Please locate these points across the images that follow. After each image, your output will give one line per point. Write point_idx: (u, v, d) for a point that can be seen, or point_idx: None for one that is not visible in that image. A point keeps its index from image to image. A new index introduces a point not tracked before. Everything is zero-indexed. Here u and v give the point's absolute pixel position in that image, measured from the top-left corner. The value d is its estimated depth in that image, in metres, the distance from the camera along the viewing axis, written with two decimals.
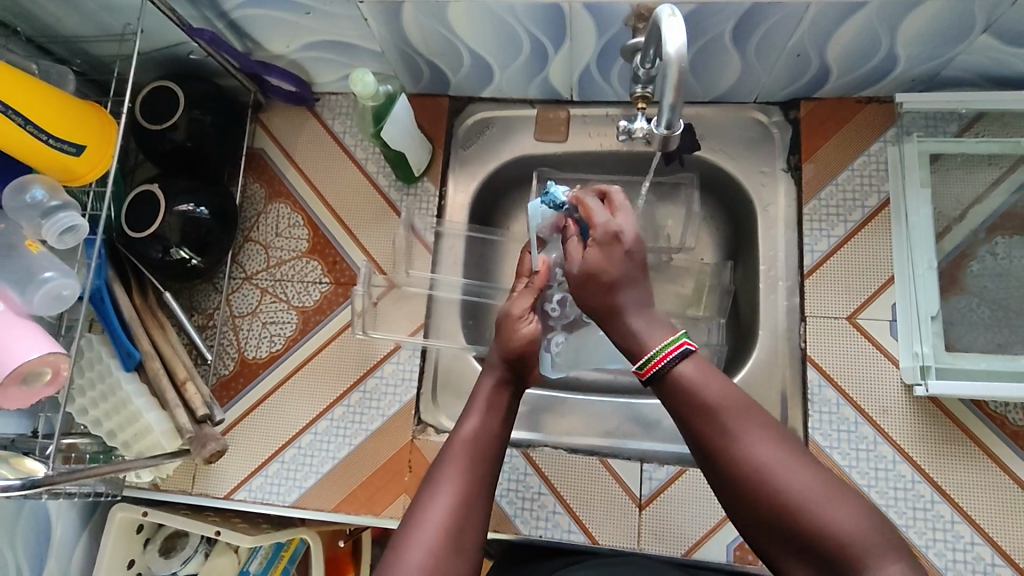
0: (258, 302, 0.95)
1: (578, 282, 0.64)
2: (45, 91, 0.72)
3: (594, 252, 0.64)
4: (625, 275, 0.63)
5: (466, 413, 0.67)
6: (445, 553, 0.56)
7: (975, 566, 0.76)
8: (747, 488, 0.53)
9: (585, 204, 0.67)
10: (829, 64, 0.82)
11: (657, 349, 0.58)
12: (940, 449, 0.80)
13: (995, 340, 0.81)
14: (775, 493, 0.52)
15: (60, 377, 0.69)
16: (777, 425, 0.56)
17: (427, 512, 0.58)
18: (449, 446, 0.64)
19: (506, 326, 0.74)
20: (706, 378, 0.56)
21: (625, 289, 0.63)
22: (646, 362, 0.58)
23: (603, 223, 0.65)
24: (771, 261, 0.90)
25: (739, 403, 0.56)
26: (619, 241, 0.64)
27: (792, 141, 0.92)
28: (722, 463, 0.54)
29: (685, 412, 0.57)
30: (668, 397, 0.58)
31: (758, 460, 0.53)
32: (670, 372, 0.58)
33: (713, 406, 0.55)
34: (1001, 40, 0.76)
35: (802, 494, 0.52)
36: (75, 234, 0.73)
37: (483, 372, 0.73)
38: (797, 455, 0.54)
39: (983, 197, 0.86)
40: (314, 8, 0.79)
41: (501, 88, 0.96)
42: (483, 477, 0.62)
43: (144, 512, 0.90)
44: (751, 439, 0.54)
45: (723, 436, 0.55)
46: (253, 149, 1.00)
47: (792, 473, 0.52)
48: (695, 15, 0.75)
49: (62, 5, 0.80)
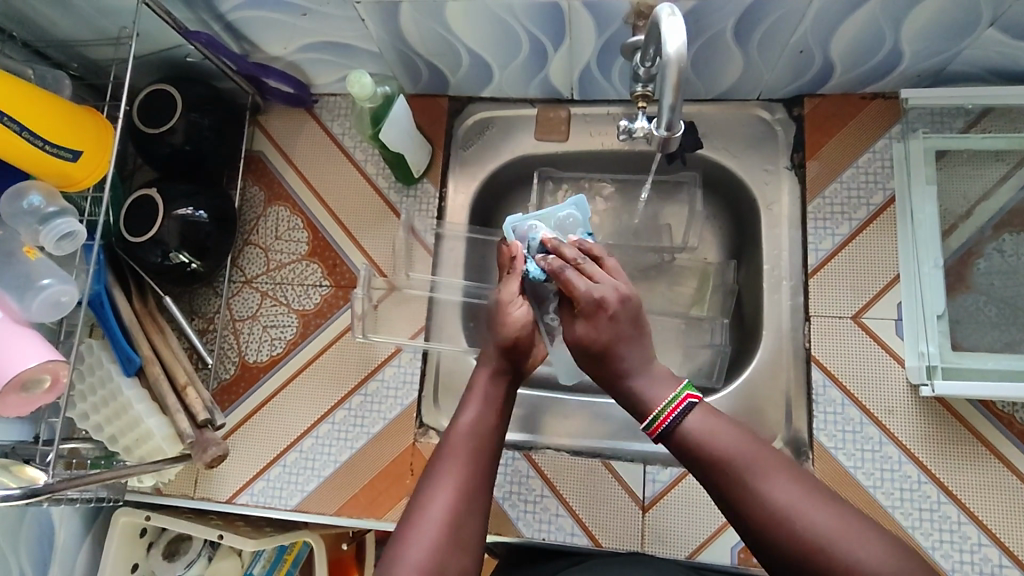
0: (258, 305, 0.95)
1: (576, 353, 0.65)
2: (40, 96, 0.71)
3: (583, 325, 0.64)
4: (618, 338, 0.63)
5: (463, 404, 0.67)
6: (444, 550, 0.56)
7: (982, 568, 0.75)
8: (771, 536, 0.52)
9: (560, 278, 0.66)
10: (832, 60, 0.81)
11: (663, 406, 0.59)
12: (946, 449, 0.79)
13: (1002, 338, 0.79)
14: (798, 535, 0.51)
15: (60, 384, 0.69)
16: (793, 465, 0.55)
17: (425, 510, 0.58)
18: (447, 439, 0.64)
19: (498, 315, 0.72)
20: (713, 429, 0.57)
21: (623, 351, 0.63)
22: (653, 420, 0.59)
23: (585, 293, 0.64)
24: (775, 261, 0.88)
25: (749, 449, 0.55)
26: (604, 309, 0.63)
27: (796, 138, 0.90)
28: (743, 514, 0.54)
29: (699, 466, 0.57)
30: (680, 452, 0.58)
31: (777, 504, 0.52)
32: (678, 427, 0.58)
33: (724, 456, 0.55)
34: (1007, 35, 0.74)
35: (825, 533, 0.51)
36: (73, 240, 0.73)
37: (478, 363, 0.72)
38: (816, 495, 0.53)
39: (991, 193, 0.84)
40: (311, 9, 0.79)
41: (501, 88, 0.95)
42: (482, 474, 0.62)
43: (147, 516, 0.90)
44: (768, 484, 0.53)
45: (739, 487, 0.54)
46: (252, 151, 1.00)
47: (814, 513, 0.52)
48: (696, 12, 0.73)
49: (58, 9, 0.80)
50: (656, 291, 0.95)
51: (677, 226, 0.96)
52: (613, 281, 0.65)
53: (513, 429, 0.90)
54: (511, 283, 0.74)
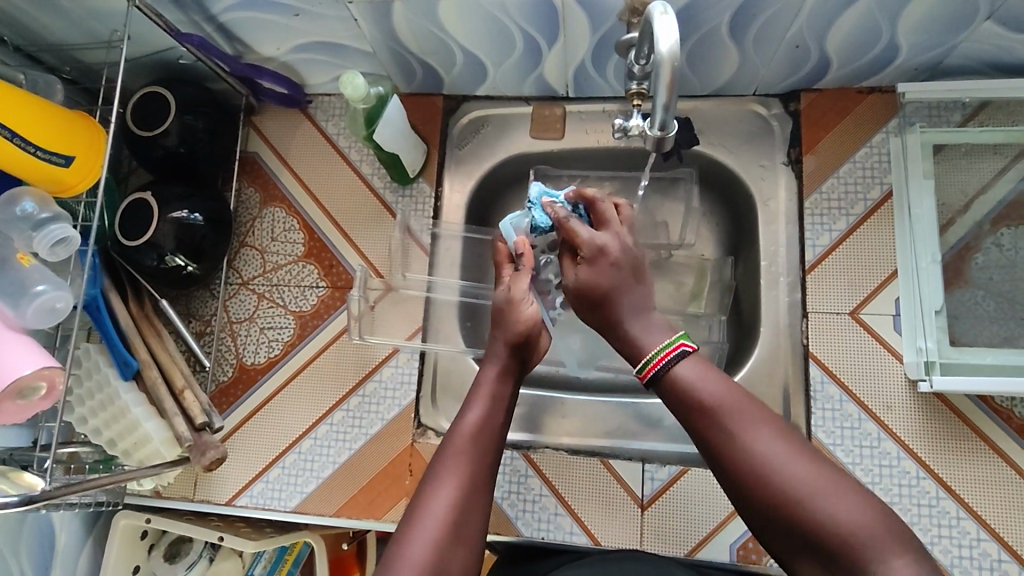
0: (255, 307, 0.95)
1: (575, 300, 0.67)
2: (31, 101, 0.71)
3: (583, 269, 0.67)
4: (617, 285, 0.65)
5: (468, 402, 0.67)
6: (446, 549, 0.56)
7: (981, 563, 0.76)
8: (748, 484, 0.53)
9: (567, 226, 0.69)
10: (828, 54, 0.81)
11: (655, 352, 0.60)
12: (945, 445, 0.79)
13: (1001, 333, 0.79)
14: (775, 487, 0.52)
15: (56, 391, 0.69)
16: (780, 419, 0.56)
17: (427, 508, 0.58)
18: (451, 438, 0.64)
19: (508, 312, 0.72)
20: (703, 377, 0.58)
21: (621, 299, 0.65)
22: (643, 365, 0.61)
23: (587, 241, 0.67)
24: (773, 257, 0.88)
25: (735, 398, 0.56)
26: (606, 255, 0.66)
27: (792, 133, 0.90)
28: (724, 461, 0.55)
29: (686, 411, 0.58)
30: (668, 396, 0.60)
31: (758, 455, 0.53)
32: (668, 373, 0.59)
33: (711, 403, 0.56)
34: (1004, 28, 0.73)
35: (803, 487, 0.52)
36: (67, 246, 0.73)
37: (486, 360, 0.71)
38: (797, 447, 0.54)
39: (988, 187, 0.84)
40: (303, 10, 0.78)
41: (495, 86, 0.94)
42: (485, 472, 0.62)
43: (147, 518, 0.90)
44: (752, 434, 0.54)
45: (722, 433, 0.55)
46: (247, 153, 0.99)
47: (794, 468, 0.52)
48: (690, 8, 0.73)
49: (51, 14, 0.79)
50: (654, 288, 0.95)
51: (675, 223, 0.95)
52: (619, 235, 0.68)
53: (512, 428, 0.90)
54: (520, 279, 0.74)
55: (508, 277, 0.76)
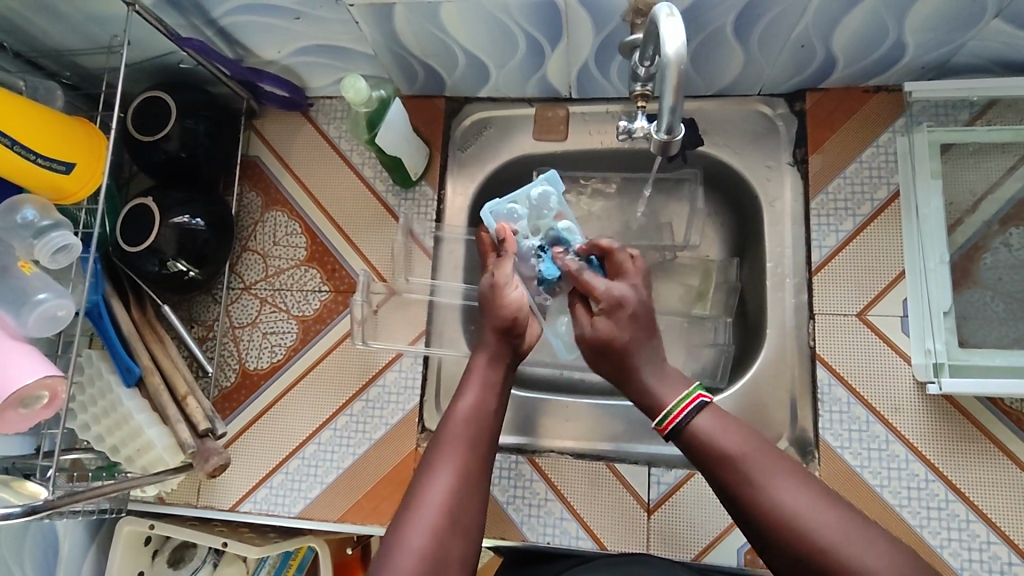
0: (258, 312, 0.94)
1: (593, 350, 0.68)
2: (30, 108, 0.70)
3: (602, 320, 0.68)
4: (635, 336, 0.67)
5: (461, 389, 0.67)
6: (444, 537, 0.57)
7: (991, 566, 0.75)
8: (776, 536, 0.54)
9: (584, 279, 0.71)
10: (834, 54, 0.80)
11: (675, 404, 0.62)
12: (954, 447, 0.78)
13: (1010, 334, 0.78)
14: (804, 537, 0.53)
15: (58, 400, 0.69)
16: (800, 469, 0.57)
17: (424, 497, 0.59)
18: (446, 426, 0.64)
19: (492, 300, 0.72)
20: (723, 430, 0.60)
21: (637, 352, 0.66)
22: (663, 418, 0.62)
23: (606, 291, 0.69)
24: (779, 259, 0.87)
25: (756, 450, 0.58)
26: (624, 306, 0.68)
27: (798, 133, 0.89)
28: (751, 512, 0.56)
29: (709, 463, 0.59)
30: (689, 450, 0.61)
31: (784, 506, 0.54)
32: (689, 424, 0.61)
33: (733, 454, 0.58)
34: (1013, 25, 0.73)
35: (831, 536, 0.52)
36: (68, 253, 0.72)
37: (475, 349, 0.71)
38: (820, 496, 0.55)
39: (996, 186, 0.83)
40: (304, 13, 0.78)
41: (498, 87, 0.93)
42: (479, 459, 0.63)
43: (151, 525, 0.89)
44: (776, 485, 0.56)
45: (746, 485, 0.57)
46: (248, 156, 0.99)
47: (820, 517, 0.53)
48: (694, 8, 0.72)
49: (50, 18, 0.78)
50: (658, 289, 0.94)
51: (679, 224, 0.95)
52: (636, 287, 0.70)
53: (514, 433, 0.89)
54: (503, 266, 0.76)
55: (493, 264, 0.78)
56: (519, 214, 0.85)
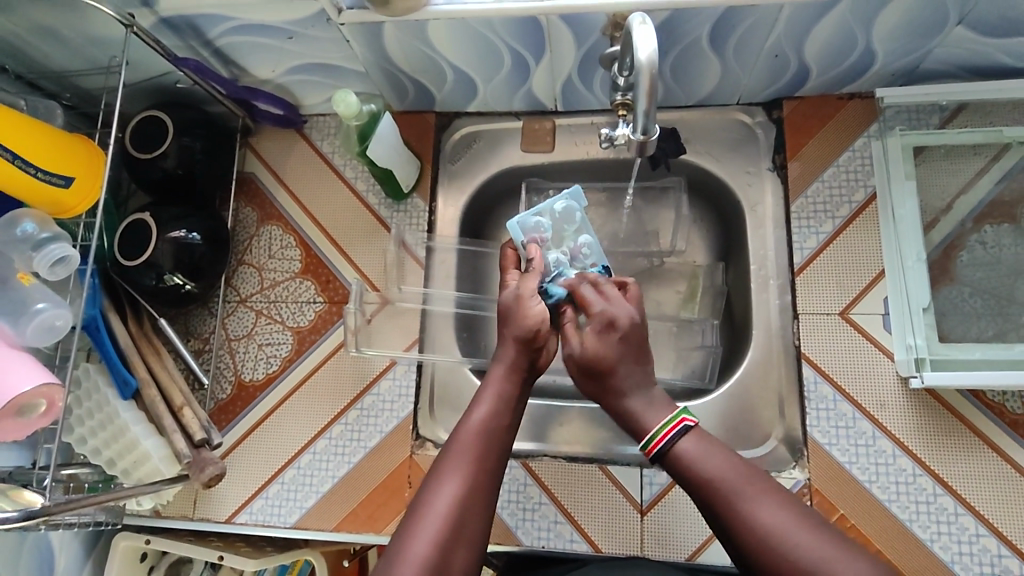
0: (253, 324, 0.96)
1: (578, 367, 0.69)
2: (31, 124, 0.72)
3: (591, 339, 0.69)
4: (622, 357, 0.68)
5: (474, 401, 0.68)
6: (448, 547, 0.58)
7: (981, 559, 0.76)
8: (757, 556, 0.56)
9: (582, 296, 0.73)
10: (807, 63, 0.83)
11: (659, 428, 0.64)
12: (940, 441, 0.80)
13: (988, 329, 0.80)
14: (784, 557, 0.55)
15: (55, 408, 0.70)
16: (784, 492, 0.59)
17: (430, 504, 0.60)
18: (457, 435, 0.65)
19: (515, 309, 0.72)
20: (707, 453, 0.62)
21: (622, 372, 0.68)
22: (648, 440, 0.64)
23: (599, 309, 0.70)
24: (762, 261, 0.90)
25: (737, 472, 0.60)
26: (614, 326, 0.69)
27: (776, 140, 0.92)
28: (736, 537, 0.57)
29: (694, 487, 0.61)
30: (674, 471, 0.63)
31: (764, 526, 0.56)
32: (672, 449, 0.63)
33: (717, 478, 0.60)
34: (976, 32, 0.76)
35: (810, 557, 0.54)
36: (66, 265, 0.74)
37: (495, 359, 0.71)
38: (803, 519, 0.57)
39: (971, 185, 0.85)
40: (297, 32, 0.81)
41: (486, 102, 0.96)
42: (488, 471, 0.63)
43: (147, 540, 0.90)
44: (758, 507, 0.57)
45: (730, 506, 0.58)
46: (244, 172, 1.01)
47: (801, 538, 0.55)
48: (669, 21, 0.76)
49: (50, 41, 0.81)
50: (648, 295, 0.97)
51: (665, 231, 0.98)
52: (629, 306, 0.71)
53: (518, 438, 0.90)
54: (528, 279, 0.76)
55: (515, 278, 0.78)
56: (546, 226, 0.86)
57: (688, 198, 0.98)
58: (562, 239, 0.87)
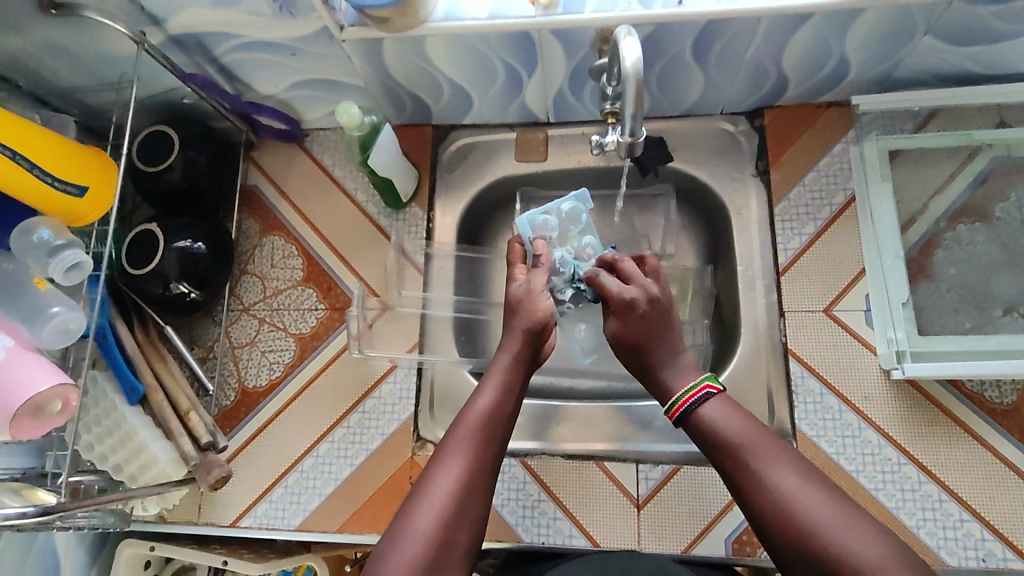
0: (257, 331, 0.98)
1: (612, 347, 0.76)
2: (47, 137, 0.75)
3: (617, 321, 0.75)
4: (646, 335, 0.73)
5: (480, 387, 0.70)
6: (452, 525, 0.60)
7: (966, 543, 0.79)
8: (768, 516, 0.59)
9: (599, 284, 0.78)
10: (786, 72, 0.88)
11: (682, 393, 0.68)
12: (922, 430, 0.83)
13: (964, 323, 0.84)
14: (793, 517, 0.57)
15: (70, 407, 0.72)
16: (799, 459, 0.62)
17: (434, 484, 0.62)
18: (462, 418, 0.67)
19: (524, 303, 0.76)
20: (728, 418, 0.65)
21: (654, 348, 0.72)
22: (672, 405, 0.68)
23: (618, 294, 0.75)
24: (748, 262, 0.93)
25: (756, 438, 0.63)
26: (635, 307, 0.74)
27: (759, 147, 0.96)
28: (750, 497, 0.60)
29: (714, 448, 0.64)
30: (696, 433, 0.67)
31: (777, 486, 0.59)
32: (694, 412, 0.67)
33: (736, 441, 0.63)
34: (943, 41, 0.81)
35: (818, 518, 0.56)
36: (81, 271, 0.77)
37: (501, 348, 0.74)
38: (815, 487, 0.59)
39: (944, 187, 0.90)
40: (301, 49, 0.85)
41: (481, 114, 1.00)
42: (491, 454, 0.66)
43: (151, 547, 0.91)
44: (773, 472, 0.60)
45: (747, 468, 0.61)
46: (246, 185, 1.04)
47: (811, 502, 0.58)
48: (655, 35, 0.80)
49: (62, 59, 0.85)
50: None
51: (656, 236, 1.01)
52: (645, 284, 0.76)
53: (517, 437, 0.92)
54: (537, 275, 0.80)
55: (525, 273, 0.82)
56: (552, 224, 0.90)
57: (676, 205, 1.02)
58: (567, 239, 0.92)
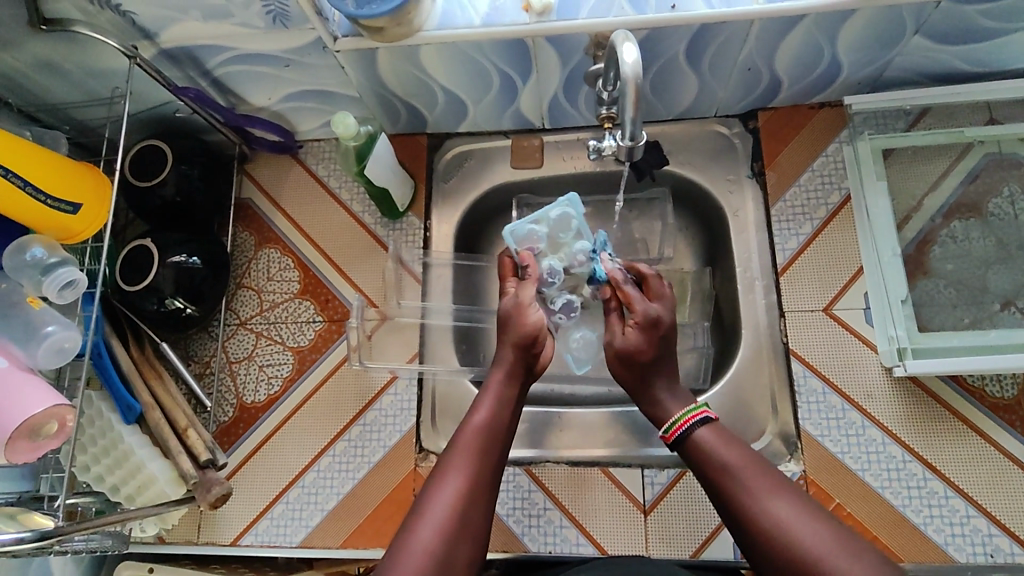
0: (254, 346, 0.97)
1: (617, 353, 0.77)
2: (38, 152, 0.74)
3: (635, 333, 0.77)
4: (660, 356, 0.76)
5: (475, 404, 0.70)
6: (451, 542, 0.59)
7: (973, 539, 0.79)
8: (762, 541, 0.59)
9: (624, 290, 0.80)
10: (779, 74, 0.88)
11: (681, 414, 0.70)
12: (926, 427, 0.83)
13: (963, 318, 0.84)
14: (786, 543, 0.57)
15: (67, 428, 0.71)
16: (792, 486, 0.62)
17: (432, 501, 0.61)
18: (459, 435, 0.67)
19: (516, 315, 0.77)
20: (723, 444, 0.66)
21: (659, 371, 0.75)
22: (671, 425, 0.70)
23: (643, 309, 0.78)
24: (746, 263, 0.93)
25: (750, 464, 0.64)
26: (657, 326, 0.77)
27: (754, 150, 0.97)
28: (743, 524, 0.61)
29: (709, 473, 0.65)
30: (692, 457, 0.68)
31: (771, 514, 0.59)
32: (690, 436, 0.68)
33: (731, 467, 0.64)
34: (933, 40, 0.81)
35: (811, 546, 0.56)
36: (74, 289, 0.75)
37: (494, 364, 0.75)
38: (809, 512, 0.59)
39: (937, 184, 0.90)
40: (294, 60, 0.84)
41: (475, 122, 1.00)
42: (489, 469, 0.65)
43: (150, 568, 0.90)
44: (767, 498, 0.61)
45: (740, 493, 0.62)
46: (240, 199, 1.04)
47: (804, 528, 0.58)
48: (649, 39, 0.80)
49: (52, 75, 0.84)
50: None
51: (653, 240, 1.01)
52: (667, 310, 0.79)
53: (517, 446, 0.92)
54: (523, 287, 0.80)
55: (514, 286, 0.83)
56: (540, 234, 0.91)
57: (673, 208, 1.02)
58: (557, 246, 0.92)
